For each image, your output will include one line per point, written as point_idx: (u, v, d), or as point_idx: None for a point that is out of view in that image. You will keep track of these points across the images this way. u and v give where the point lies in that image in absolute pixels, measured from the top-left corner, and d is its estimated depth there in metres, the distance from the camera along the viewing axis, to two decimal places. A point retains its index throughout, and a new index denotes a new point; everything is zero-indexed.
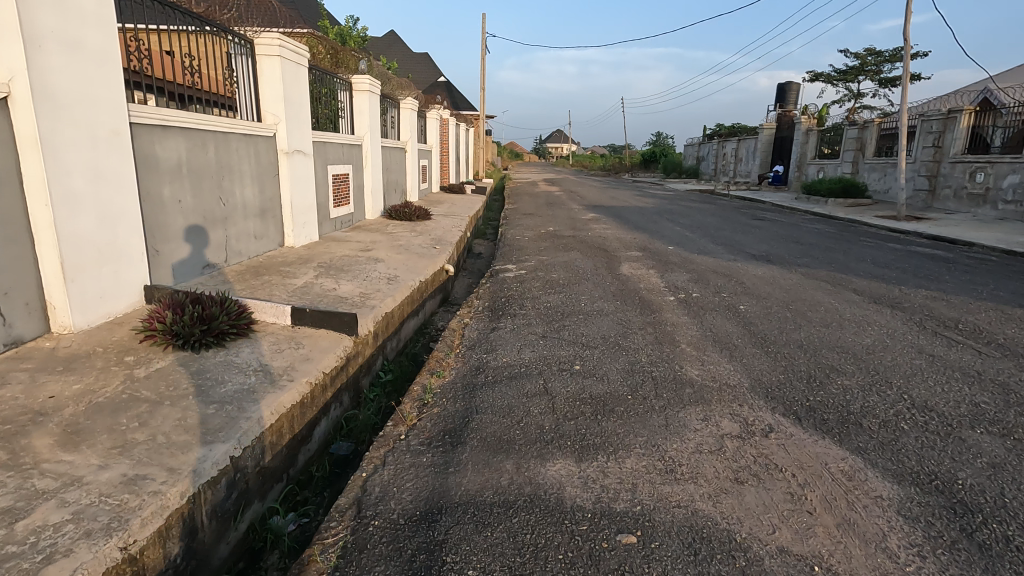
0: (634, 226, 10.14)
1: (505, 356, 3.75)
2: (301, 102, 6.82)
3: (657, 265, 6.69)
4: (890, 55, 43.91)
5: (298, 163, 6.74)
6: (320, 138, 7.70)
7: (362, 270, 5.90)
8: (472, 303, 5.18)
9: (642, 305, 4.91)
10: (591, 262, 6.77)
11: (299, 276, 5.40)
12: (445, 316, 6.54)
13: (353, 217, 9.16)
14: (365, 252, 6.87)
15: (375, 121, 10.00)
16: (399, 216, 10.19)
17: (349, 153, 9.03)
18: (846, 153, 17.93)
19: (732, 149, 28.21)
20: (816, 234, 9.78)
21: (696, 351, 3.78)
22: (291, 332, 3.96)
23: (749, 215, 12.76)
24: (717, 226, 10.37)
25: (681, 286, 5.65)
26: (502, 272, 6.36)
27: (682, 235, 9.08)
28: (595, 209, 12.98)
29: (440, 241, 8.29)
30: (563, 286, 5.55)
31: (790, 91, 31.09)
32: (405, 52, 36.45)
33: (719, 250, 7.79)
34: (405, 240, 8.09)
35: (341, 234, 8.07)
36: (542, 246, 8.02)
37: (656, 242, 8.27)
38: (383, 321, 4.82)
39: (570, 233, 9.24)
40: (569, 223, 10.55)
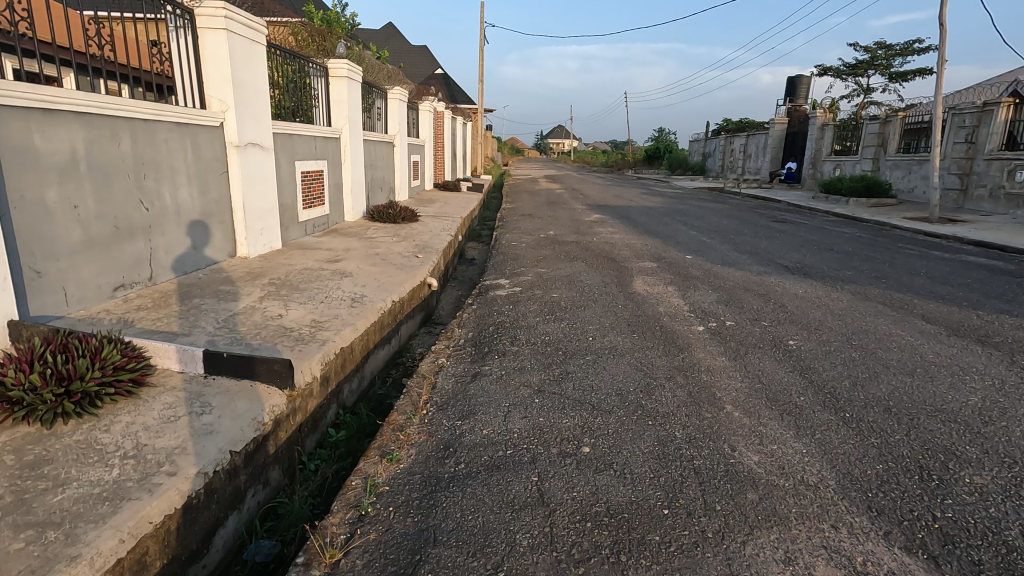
0: (645, 230, 9.11)
1: (486, 424, 2.75)
2: (258, 86, 5.79)
3: (676, 280, 5.67)
4: (901, 49, 42.74)
5: (253, 158, 5.72)
6: (285, 130, 6.68)
7: (322, 288, 4.89)
8: (451, 334, 4.17)
9: (665, 338, 3.90)
10: (598, 277, 5.75)
11: (241, 297, 4.39)
12: (425, 341, 5.54)
13: (327, 220, 8.14)
14: (332, 263, 5.85)
15: (355, 112, 8.96)
16: (382, 218, 9.17)
17: (324, 148, 8.00)
18: (866, 149, 16.86)
19: (741, 145, 27.11)
20: (848, 239, 8.77)
21: (747, 418, 2.77)
22: (199, 387, 2.95)
23: (768, 217, 11.72)
24: (736, 230, 9.34)
25: (709, 310, 4.64)
26: (493, 289, 5.34)
27: (700, 242, 8.04)
28: (599, 210, 11.93)
29: (425, 248, 7.27)
30: (566, 311, 4.54)
31: (801, 84, 29.93)
32: (402, 44, 35.34)
33: (745, 260, 6.77)
34: (384, 247, 7.07)
35: (310, 240, 7.06)
36: (541, 254, 7.01)
37: (671, 250, 7.25)
38: (339, 359, 3.82)
39: (573, 237, 8.23)
40: (572, 226, 9.52)
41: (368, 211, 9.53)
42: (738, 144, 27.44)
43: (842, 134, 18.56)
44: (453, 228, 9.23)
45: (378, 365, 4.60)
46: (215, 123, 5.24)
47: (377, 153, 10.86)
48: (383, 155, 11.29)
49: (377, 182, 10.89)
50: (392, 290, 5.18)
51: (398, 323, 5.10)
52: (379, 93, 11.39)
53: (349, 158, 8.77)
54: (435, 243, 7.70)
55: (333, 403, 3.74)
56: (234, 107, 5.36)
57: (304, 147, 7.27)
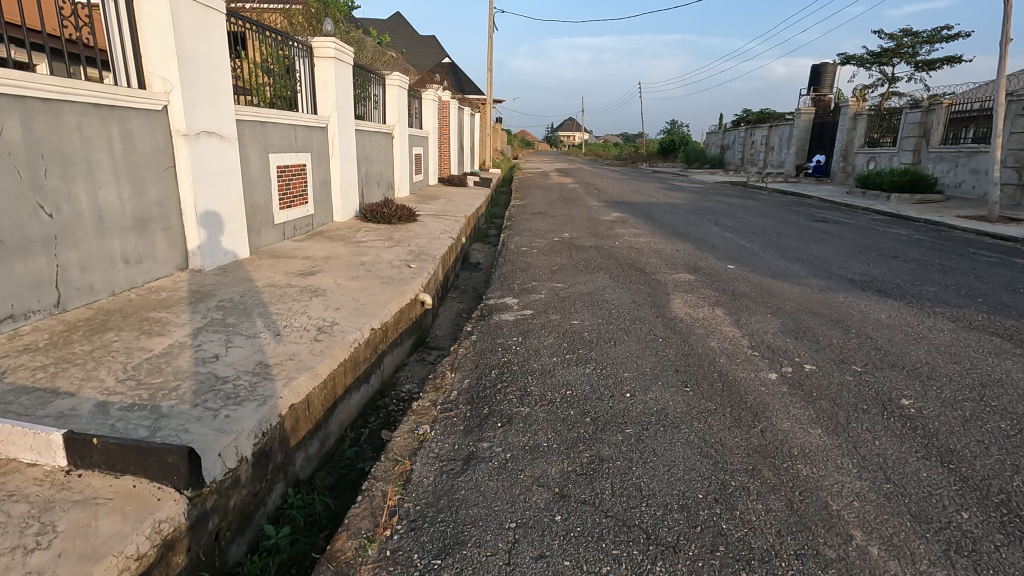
0: (672, 232, 8.02)
1: (481, 568, 1.75)
2: (213, 63, 4.80)
3: (723, 299, 4.63)
4: (928, 36, 40.96)
5: (208, 150, 4.73)
6: (254, 118, 5.68)
7: (283, 313, 3.90)
8: (441, 381, 3.16)
9: (730, 395, 2.86)
10: (627, 295, 4.70)
11: (172, 329, 3.41)
12: (415, 376, 4.56)
13: (311, 221, 7.14)
14: (306, 276, 4.87)
15: (344, 97, 7.93)
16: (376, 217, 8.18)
17: (307, 139, 7.00)
18: (905, 140, 15.59)
19: (762, 137, 25.78)
20: (908, 242, 7.65)
21: (895, 562, 1.74)
22: (51, 495, 1.96)
23: (806, 215, 10.58)
24: (777, 232, 8.23)
25: (776, 347, 3.58)
26: (497, 313, 4.33)
27: (739, 247, 6.95)
28: (618, 207, 10.86)
29: (421, 255, 6.26)
30: (591, 347, 3.51)
31: (825, 72, 28.49)
32: (409, 34, 34.21)
33: (799, 271, 5.70)
34: (372, 254, 6.06)
35: (288, 246, 6.08)
36: (557, 263, 5.98)
37: (709, 258, 6.18)
38: (289, 420, 2.84)
39: (592, 241, 7.19)
40: (590, 226, 8.46)
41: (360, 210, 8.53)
42: (760, 136, 26.13)
43: (877, 124, 17.27)
44: (456, 230, 8.21)
45: (349, 416, 3.62)
46: (155, 106, 4.25)
47: (372, 145, 9.85)
48: (380, 148, 10.28)
49: (373, 177, 9.88)
50: (373, 313, 4.17)
51: (380, 356, 4.12)
52: (375, 78, 10.36)
53: (337, 151, 7.77)
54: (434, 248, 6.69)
55: (278, 481, 2.75)
56: (180, 88, 4.37)
57: (280, 138, 6.27)
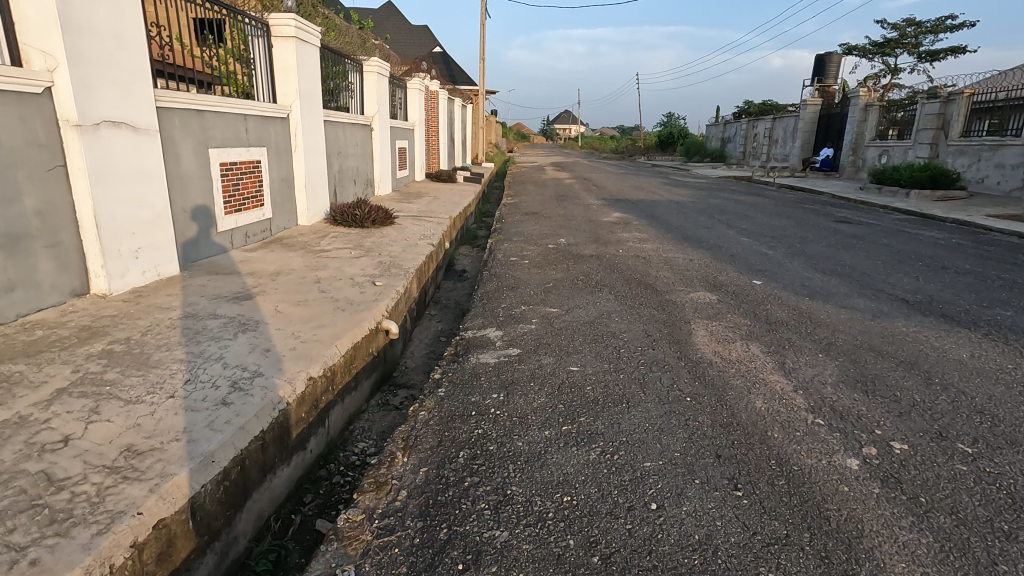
0: (682, 236, 7.11)
1: None
2: (121, 37, 3.83)
3: (757, 330, 3.74)
4: (933, 27, 40.05)
5: (113, 145, 3.78)
6: (188, 105, 4.72)
7: (191, 360, 2.97)
8: (389, 472, 2.25)
9: (802, 505, 1.96)
10: (638, 325, 3.79)
11: (18, 394, 2.48)
12: (373, 429, 3.65)
13: (267, 227, 6.19)
14: (241, 301, 3.94)
15: (310, 83, 6.96)
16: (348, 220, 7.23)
17: (261, 131, 6.03)
18: (921, 133, 14.72)
19: (765, 130, 24.89)
20: (950, 248, 6.77)
21: None
22: None
23: (824, 215, 9.70)
24: (799, 235, 7.33)
25: (844, 408, 2.68)
26: (475, 353, 3.40)
27: (761, 256, 6.04)
28: (619, 206, 9.95)
29: (392, 267, 5.32)
30: (596, 412, 2.60)
31: (829, 63, 27.57)
32: (400, 22, 33.03)
33: (838, 287, 4.80)
34: (333, 267, 5.12)
35: (233, 259, 5.14)
36: (551, 277, 5.07)
37: (729, 272, 5.28)
38: (157, 546, 1.92)
39: (591, 248, 6.27)
40: (589, 230, 7.54)
41: (330, 212, 7.58)
42: (763, 128, 25.23)
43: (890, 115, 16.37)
44: (438, 235, 7.27)
45: (273, 502, 2.70)
46: (33, 89, 3.30)
47: (347, 138, 8.87)
48: (358, 142, 9.31)
49: (348, 174, 8.91)
50: (314, 356, 3.23)
51: (323, 411, 3.21)
52: (351, 65, 9.39)
53: (301, 145, 6.80)
54: (408, 258, 5.75)
55: None
56: (68, 65, 3.41)
57: (224, 130, 5.31)
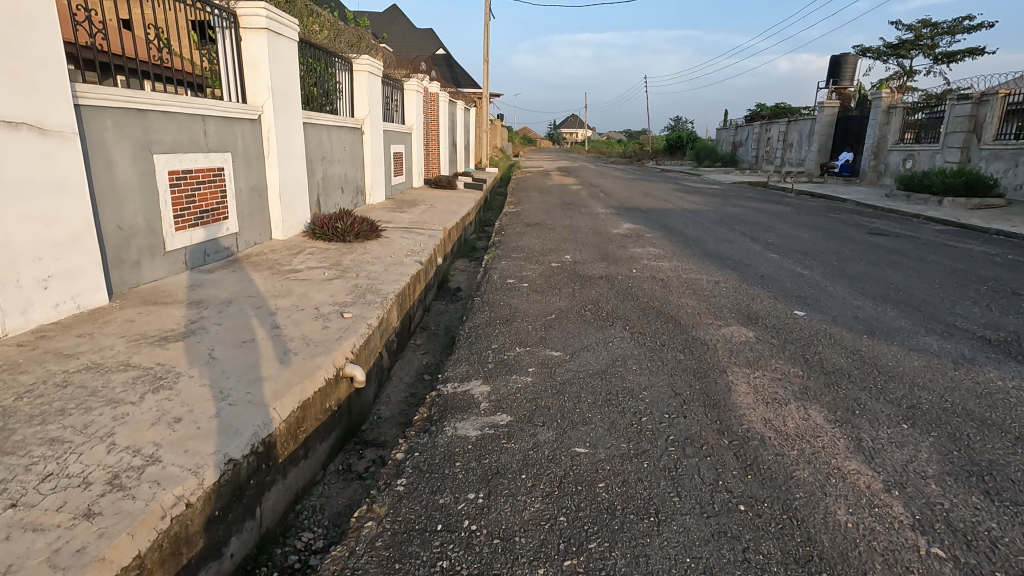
0: (702, 252, 6.33)
1: None
2: (21, 18, 3.10)
3: (813, 385, 2.94)
4: (950, 27, 39.02)
5: (9, 151, 3.05)
6: (125, 104, 4.00)
7: (67, 439, 2.22)
8: None
9: None
10: (661, 377, 3.01)
11: None
12: (325, 511, 2.83)
13: (231, 243, 5.45)
14: (169, 342, 3.20)
15: (286, 82, 6.25)
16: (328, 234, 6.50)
17: (225, 135, 5.30)
18: (951, 136, 13.85)
19: (779, 133, 24.06)
20: (1012, 267, 5.92)
21: None
22: None
23: (854, 225, 8.87)
24: (834, 251, 6.52)
25: (966, 527, 1.88)
26: (452, 419, 2.63)
27: (796, 277, 5.25)
28: (630, 216, 9.18)
29: (368, 293, 4.56)
30: (612, 533, 1.82)
31: (845, 64, 26.72)
32: (404, 25, 32.51)
33: (900, 321, 3.99)
34: (298, 293, 4.38)
35: (181, 283, 4.41)
36: (554, 305, 4.29)
37: (763, 300, 4.49)
38: None
39: (601, 268, 5.50)
40: (598, 244, 6.77)
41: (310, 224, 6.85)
42: (776, 132, 24.40)
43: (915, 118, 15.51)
44: (428, 250, 6.51)
45: None
46: None
47: (334, 143, 8.16)
48: (346, 146, 8.59)
49: (335, 182, 8.19)
50: (240, 427, 2.47)
51: (252, 499, 2.42)
52: (339, 63, 8.70)
53: (275, 150, 6.08)
54: (390, 281, 4.99)
55: None
56: None
57: (175, 133, 4.58)
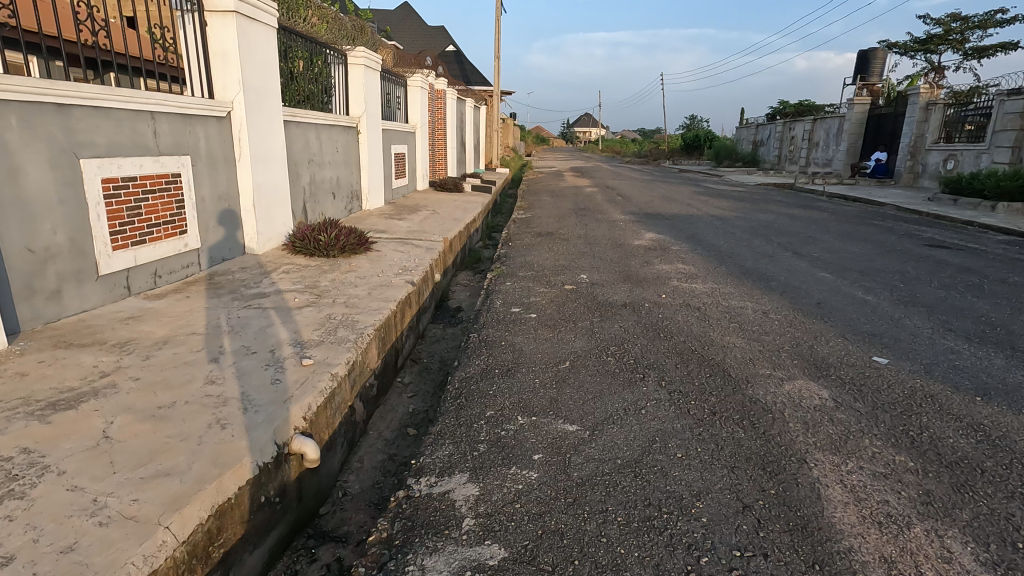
0: (740, 270, 5.45)
1: None
2: None
3: (936, 491, 2.08)
4: (983, 21, 37.39)
5: None
6: (38, 96, 3.25)
7: None
8: None
9: None
10: (719, 472, 2.16)
11: None
12: None
13: (191, 261, 4.68)
14: (58, 411, 2.43)
15: (262, 75, 5.47)
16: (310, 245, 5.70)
17: (182, 135, 4.53)
18: (1000, 135, 12.75)
19: (804, 132, 22.95)
20: None
21: None
22: None
23: (906, 235, 7.90)
24: (894, 269, 5.59)
25: None
26: (419, 550, 1.79)
27: (861, 306, 4.35)
28: (652, 224, 8.31)
29: (341, 326, 3.75)
30: None
31: (873, 59, 25.48)
32: (415, 21, 31.81)
33: (1018, 375, 3.08)
34: (255, 329, 3.59)
35: (115, 315, 3.64)
36: (568, 346, 3.45)
37: (828, 339, 3.61)
38: None
39: (623, 291, 4.65)
40: (619, 259, 5.91)
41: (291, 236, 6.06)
42: (801, 131, 23.28)
43: (958, 114, 14.38)
44: (423, 265, 5.69)
45: None
46: None
47: (325, 143, 7.38)
48: (339, 147, 7.81)
49: (325, 187, 7.41)
50: (100, 569, 1.66)
51: None
52: (332, 56, 7.93)
53: (247, 153, 5.30)
54: (371, 309, 4.18)
55: None
56: None
57: (112, 133, 3.81)
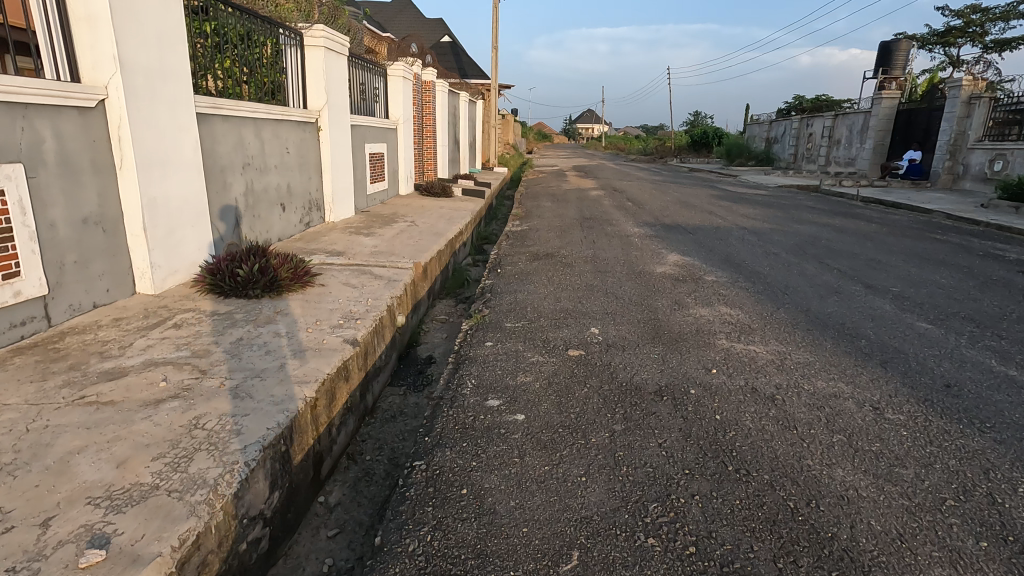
0: (808, 319, 3.98)
1: None
2: None
3: None
4: (1004, 12, 35.73)
5: None
6: None
7: None
8: None
9: None
10: None
11: None
12: None
13: (25, 313, 3.23)
14: None
15: (153, 50, 4.02)
16: (218, 284, 4.17)
17: (5, 132, 3.09)
18: None
19: (824, 129, 21.43)
20: None
21: None
22: None
23: (988, 255, 6.43)
24: (1015, 315, 4.12)
25: None
26: None
27: (1014, 392, 2.90)
28: (673, 241, 6.85)
29: (203, 448, 2.30)
30: None
31: (896, 52, 23.91)
32: (409, 11, 30.25)
33: None
34: (53, 459, 2.16)
35: None
36: (576, 500, 2.00)
37: (1014, 482, 2.14)
38: None
39: (653, 363, 3.18)
40: (639, 297, 4.47)
41: (201, 263, 4.55)
42: (820, 127, 21.74)
43: (1006, 109, 12.87)
44: (379, 307, 4.24)
45: None
46: None
47: (271, 142, 5.89)
48: (291, 147, 6.34)
49: (269, 197, 5.94)
50: None
51: None
52: (284, 36, 6.45)
53: (129, 156, 3.84)
54: (272, 401, 2.71)
55: None
56: None
57: None
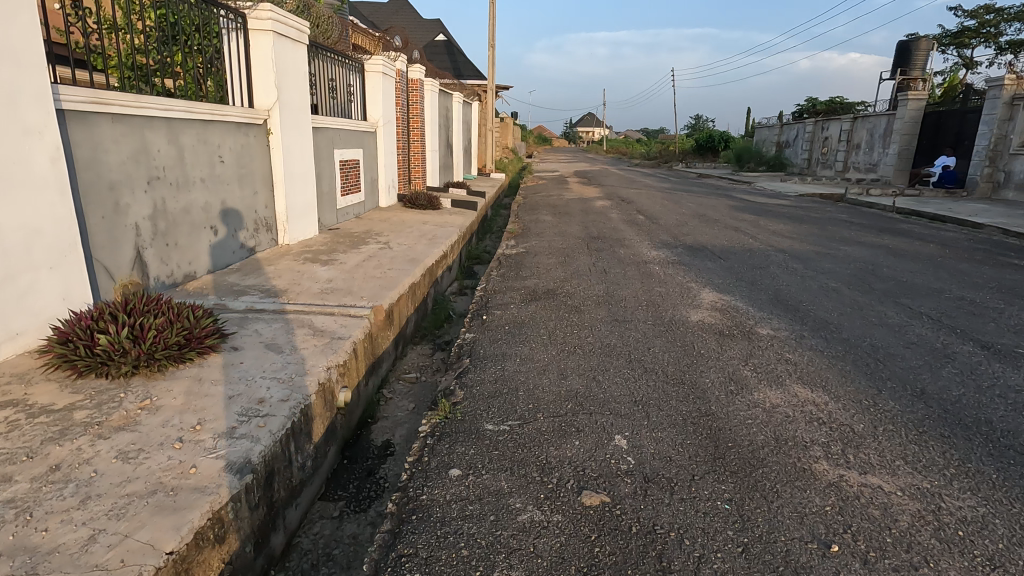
0: (933, 415, 2.69)
1: None
2: None
3: None
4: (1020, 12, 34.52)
5: None
6: None
7: None
8: None
9: None
10: None
11: None
12: None
13: None
14: None
15: None
16: (69, 356, 2.83)
17: None
18: None
19: (841, 133, 20.18)
20: None
21: None
22: None
23: None
24: None
25: None
26: None
27: None
28: (702, 271, 5.58)
29: None
30: None
31: (914, 51, 22.66)
32: (403, 11, 29.03)
33: None
34: None
35: None
36: None
37: None
38: None
39: (727, 528, 1.88)
40: (677, 369, 3.18)
41: (59, 318, 3.23)
42: (837, 131, 20.50)
43: None
44: (307, 389, 2.94)
45: None
46: None
47: (194, 148, 4.61)
48: (226, 154, 5.05)
49: (192, 218, 4.64)
50: None
51: None
52: (220, 17, 5.19)
53: None
54: None
55: None
56: None
57: None
